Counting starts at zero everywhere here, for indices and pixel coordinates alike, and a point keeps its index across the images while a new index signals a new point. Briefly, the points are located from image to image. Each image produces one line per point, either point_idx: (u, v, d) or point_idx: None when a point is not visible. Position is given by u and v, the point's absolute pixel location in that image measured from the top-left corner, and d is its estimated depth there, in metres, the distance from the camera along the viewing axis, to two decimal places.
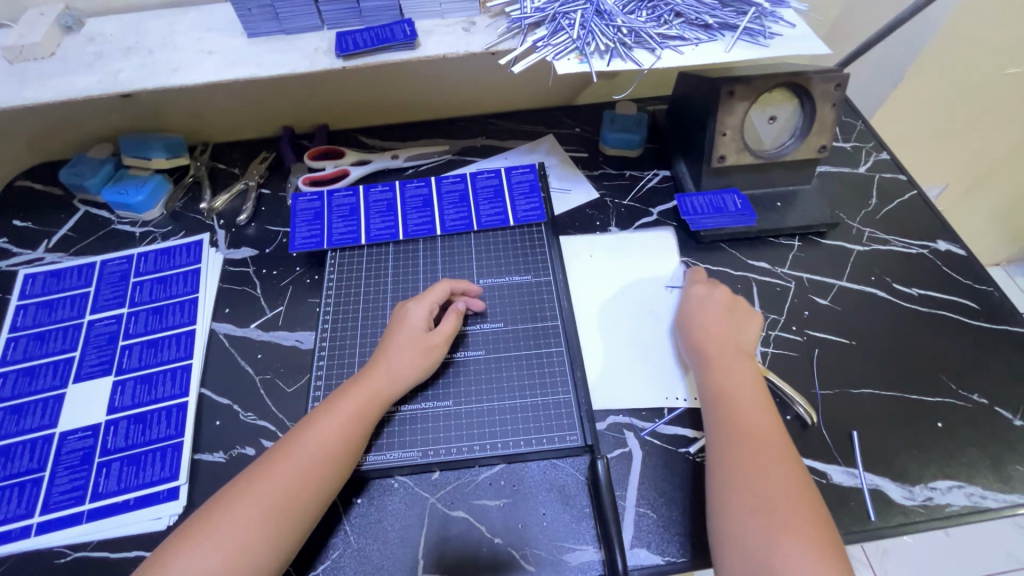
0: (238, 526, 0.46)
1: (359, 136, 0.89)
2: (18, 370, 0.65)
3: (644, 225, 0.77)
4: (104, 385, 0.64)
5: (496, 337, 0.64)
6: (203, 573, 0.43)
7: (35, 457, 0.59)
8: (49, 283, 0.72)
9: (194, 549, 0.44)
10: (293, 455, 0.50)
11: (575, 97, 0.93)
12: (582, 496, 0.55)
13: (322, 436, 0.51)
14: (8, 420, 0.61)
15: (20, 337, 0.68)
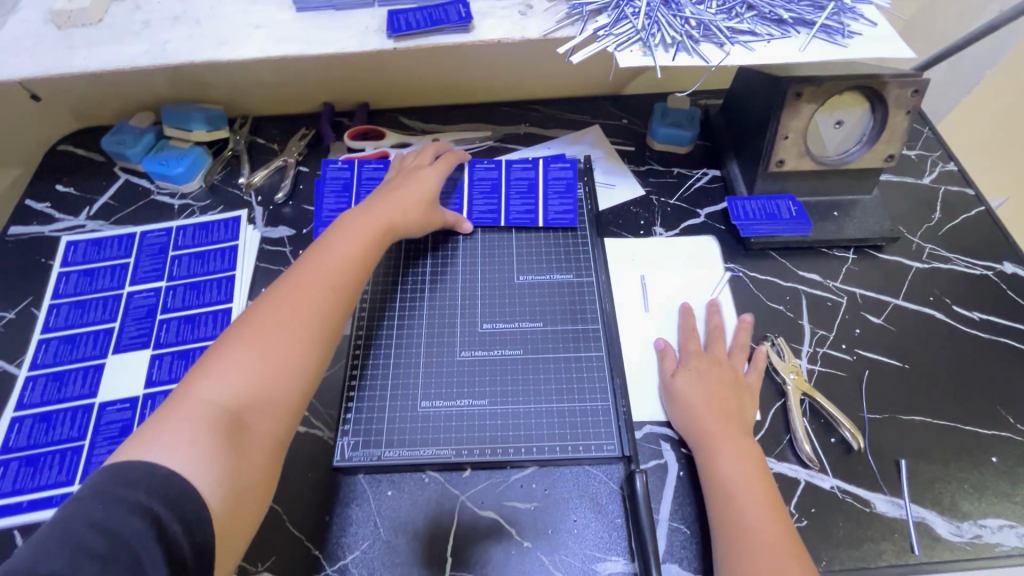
0: (276, 326, 0.50)
1: (399, 116, 0.87)
2: (59, 337, 0.66)
3: (690, 227, 0.75)
4: (143, 358, 0.64)
5: (535, 336, 0.62)
6: (236, 378, 0.46)
7: (75, 425, 0.60)
8: (90, 251, 0.73)
9: (226, 363, 0.47)
10: (308, 284, 0.53)
11: (624, 87, 0.89)
12: (614, 506, 0.55)
13: (334, 269, 0.54)
14: (51, 386, 0.62)
15: (62, 304, 0.68)
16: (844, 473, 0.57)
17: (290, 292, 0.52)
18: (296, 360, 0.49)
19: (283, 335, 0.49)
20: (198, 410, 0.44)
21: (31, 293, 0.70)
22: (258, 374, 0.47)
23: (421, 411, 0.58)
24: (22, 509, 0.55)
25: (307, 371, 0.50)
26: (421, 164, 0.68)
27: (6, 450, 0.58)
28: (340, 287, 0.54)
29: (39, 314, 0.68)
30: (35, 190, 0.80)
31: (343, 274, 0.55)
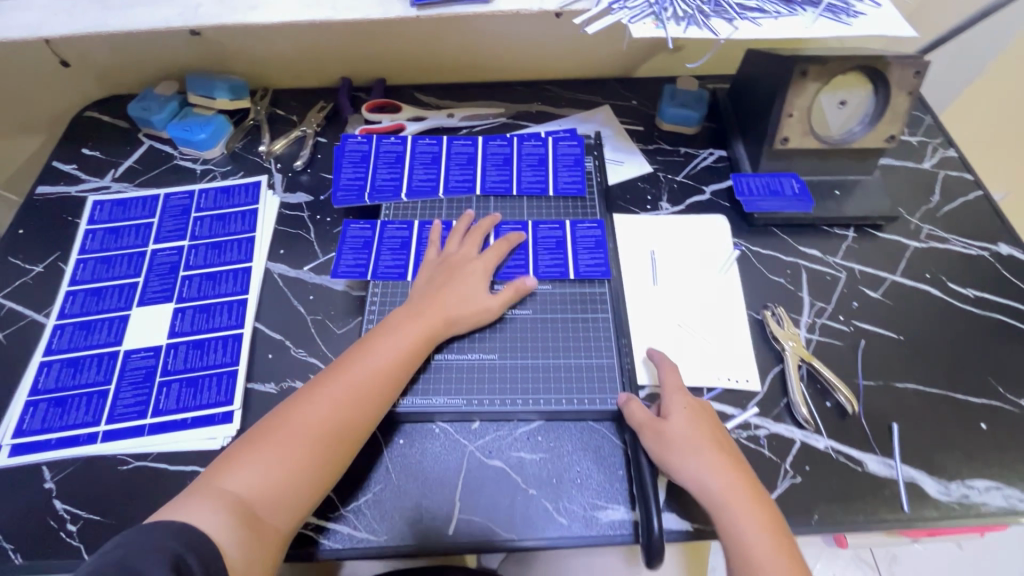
0: (312, 414, 0.51)
1: (415, 93, 0.89)
2: (86, 290, 0.68)
3: (696, 203, 0.77)
4: (165, 311, 0.67)
5: (543, 297, 0.65)
6: (267, 464, 0.48)
7: (101, 371, 0.62)
8: (115, 211, 0.75)
9: (265, 445, 0.49)
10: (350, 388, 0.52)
11: (634, 69, 0.91)
12: (616, 458, 0.57)
13: (379, 369, 0.54)
14: (77, 335, 0.65)
15: (89, 259, 0.71)
16: (838, 435, 0.59)
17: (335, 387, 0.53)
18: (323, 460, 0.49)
19: (320, 435, 0.50)
20: (231, 480, 0.47)
21: (58, 249, 0.73)
22: (285, 464, 0.48)
23: (433, 364, 0.60)
24: (50, 446, 0.58)
25: (326, 463, 0.50)
26: (475, 244, 0.65)
27: (35, 393, 0.61)
28: (380, 392, 0.53)
29: (67, 268, 0.71)
30: (62, 152, 0.82)
31: (386, 378, 0.54)
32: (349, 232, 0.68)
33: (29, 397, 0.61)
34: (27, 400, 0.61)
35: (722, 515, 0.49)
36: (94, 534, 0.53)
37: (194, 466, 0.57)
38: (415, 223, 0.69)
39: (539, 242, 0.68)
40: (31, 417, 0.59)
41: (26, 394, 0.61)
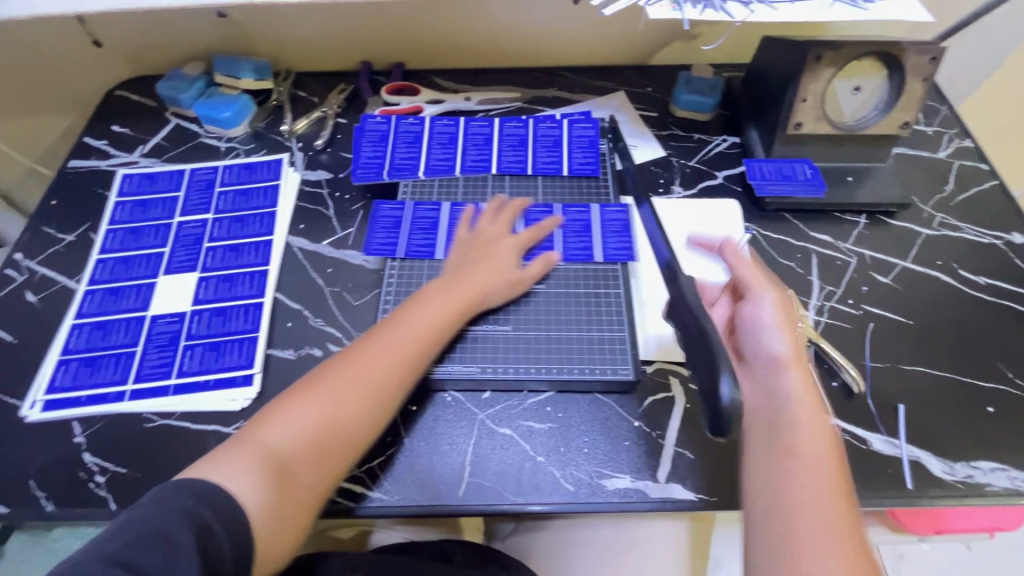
0: (347, 379, 0.52)
1: (433, 77, 0.91)
2: (115, 258, 0.71)
3: (708, 188, 0.78)
4: (190, 280, 0.69)
5: (557, 272, 0.65)
6: (302, 424, 0.50)
7: (129, 334, 0.65)
8: (144, 184, 0.78)
9: (299, 405, 0.51)
10: (374, 369, 0.53)
11: (650, 57, 0.92)
12: (622, 430, 0.58)
13: (410, 342, 0.56)
14: (107, 299, 0.68)
15: (118, 229, 0.74)
16: (844, 414, 0.60)
17: (359, 365, 0.53)
18: (350, 436, 0.51)
19: (348, 413, 0.51)
20: (261, 454, 0.48)
21: (89, 219, 0.76)
22: (319, 424, 0.50)
23: None
24: (81, 402, 0.60)
25: (360, 430, 0.51)
26: (504, 225, 0.66)
27: (67, 352, 0.64)
28: (403, 374, 0.54)
29: (97, 237, 0.74)
30: (92, 128, 0.86)
31: (418, 347, 0.56)
32: (380, 211, 0.69)
33: (61, 356, 0.63)
34: (59, 359, 0.63)
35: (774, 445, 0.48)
36: (121, 485, 0.56)
37: (216, 426, 0.59)
38: (425, 203, 0.70)
39: (548, 226, 0.68)
40: (63, 375, 0.62)
41: (58, 353, 0.64)
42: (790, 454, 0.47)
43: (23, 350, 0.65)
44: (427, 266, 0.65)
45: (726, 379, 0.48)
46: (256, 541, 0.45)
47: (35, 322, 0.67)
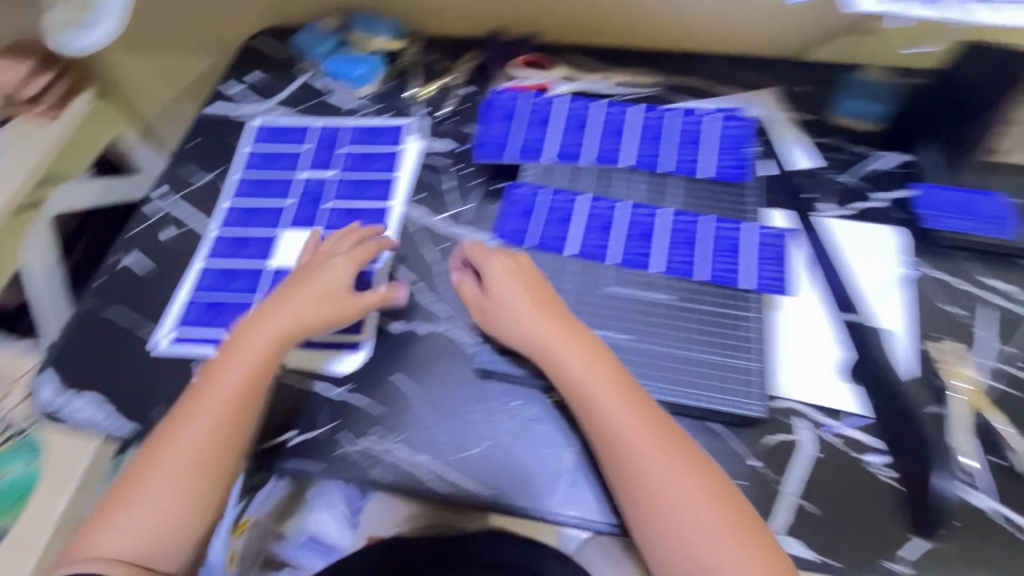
0: (163, 481, 0.51)
1: (565, 53, 0.86)
2: (243, 206, 0.74)
3: (862, 211, 0.68)
4: (308, 237, 0.70)
5: (685, 284, 0.59)
6: (118, 545, 0.49)
7: (251, 282, 0.67)
8: (273, 135, 0.80)
9: (109, 528, 0.50)
10: (231, 365, 0.55)
11: (809, 52, 0.82)
12: (737, 466, 0.54)
13: (219, 408, 0.53)
14: (233, 245, 0.70)
15: (247, 178, 0.76)
16: (1006, 498, 0.52)
17: (167, 450, 0.52)
18: (225, 438, 0.53)
19: (193, 418, 0.53)
20: (96, 551, 0.49)
21: (223, 164, 0.79)
22: (154, 524, 0.50)
23: None
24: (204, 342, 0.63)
25: (198, 510, 0.51)
26: (352, 261, 0.62)
27: (195, 292, 0.67)
28: (208, 451, 0.52)
29: (231, 182, 0.76)
30: (232, 74, 0.88)
31: (232, 413, 0.53)
32: (515, 194, 0.66)
33: (191, 295, 0.67)
34: (188, 297, 0.67)
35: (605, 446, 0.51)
36: None
37: (323, 386, 0.60)
38: (546, 189, 0.66)
39: (674, 233, 0.62)
40: (190, 313, 0.66)
41: (188, 292, 0.67)
42: (637, 468, 0.49)
43: (158, 284, 0.69)
44: (543, 259, 0.62)
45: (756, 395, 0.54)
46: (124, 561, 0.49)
47: (170, 257, 0.71)
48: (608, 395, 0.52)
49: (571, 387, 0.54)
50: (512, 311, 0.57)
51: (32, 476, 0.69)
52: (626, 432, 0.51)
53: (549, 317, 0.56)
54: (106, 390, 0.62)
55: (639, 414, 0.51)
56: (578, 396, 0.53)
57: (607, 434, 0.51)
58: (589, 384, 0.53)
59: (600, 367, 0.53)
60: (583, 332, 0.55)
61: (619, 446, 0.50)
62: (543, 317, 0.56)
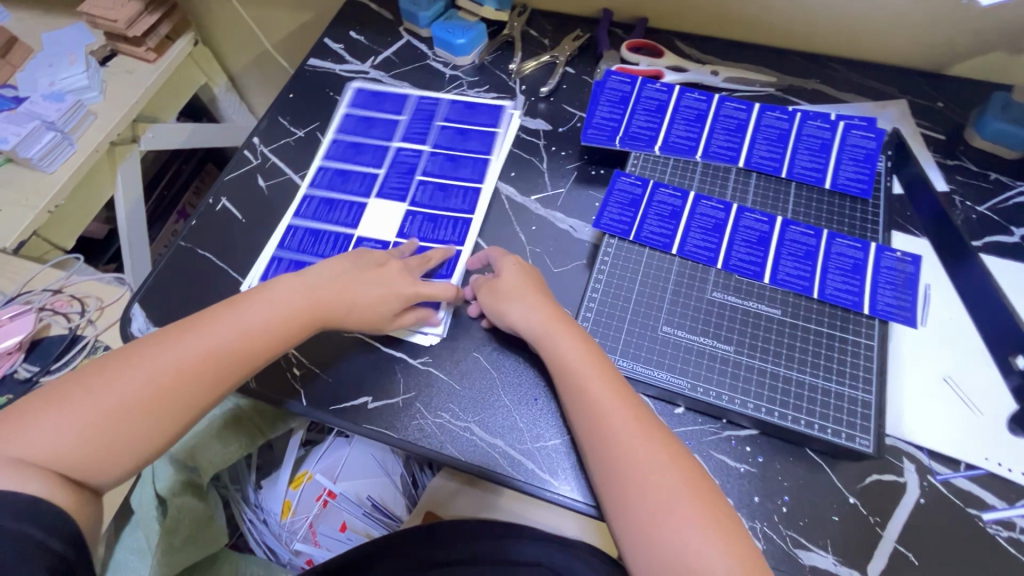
0: (135, 380, 0.47)
1: (676, 41, 0.80)
2: (334, 168, 0.72)
3: (999, 244, 0.62)
4: (398, 210, 0.69)
5: (796, 299, 0.57)
6: (62, 433, 0.45)
7: (336, 248, 0.66)
8: (368, 98, 0.78)
9: (59, 412, 0.45)
10: (254, 313, 0.53)
11: (950, 65, 0.73)
12: (832, 502, 0.50)
13: (224, 344, 0.51)
14: (318, 208, 0.69)
15: (340, 138, 0.75)
16: None
17: (154, 359, 0.48)
18: (207, 378, 0.49)
19: (183, 344, 0.50)
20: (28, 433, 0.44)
21: (317, 120, 0.78)
22: (100, 421, 0.46)
23: (662, 335, 0.56)
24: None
25: (149, 428, 0.47)
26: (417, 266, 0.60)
27: (282, 249, 0.67)
28: (192, 380, 0.49)
29: (324, 140, 0.76)
30: (332, 30, 0.87)
31: (235, 356, 0.51)
32: (618, 184, 0.64)
33: (276, 253, 0.67)
34: (273, 255, 0.66)
35: (597, 446, 0.48)
36: (310, 383, 0.59)
37: (402, 353, 0.59)
38: (650, 182, 0.65)
39: (784, 244, 0.60)
40: (274, 271, 0.65)
41: (273, 247, 0.67)
42: (614, 458, 0.47)
43: (247, 234, 0.69)
44: (646, 258, 0.60)
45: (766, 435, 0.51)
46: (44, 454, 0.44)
47: (261, 208, 0.71)
48: (622, 436, 0.47)
49: (586, 425, 0.49)
50: (554, 341, 0.53)
51: None
52: (640, 481, 0.45)
53: (589, 354, 0.52)
54: None
55: (659, 469, 0.46)
56: (590, 424, 0.49)
57: (616, 478, 0.46)
58: (606, 425, 0.48)
59: (622, 413, 0.48)
60: (614, 377, 0.51)
61: (629, 492, 0.46)
62: (585, 351, 0.52)
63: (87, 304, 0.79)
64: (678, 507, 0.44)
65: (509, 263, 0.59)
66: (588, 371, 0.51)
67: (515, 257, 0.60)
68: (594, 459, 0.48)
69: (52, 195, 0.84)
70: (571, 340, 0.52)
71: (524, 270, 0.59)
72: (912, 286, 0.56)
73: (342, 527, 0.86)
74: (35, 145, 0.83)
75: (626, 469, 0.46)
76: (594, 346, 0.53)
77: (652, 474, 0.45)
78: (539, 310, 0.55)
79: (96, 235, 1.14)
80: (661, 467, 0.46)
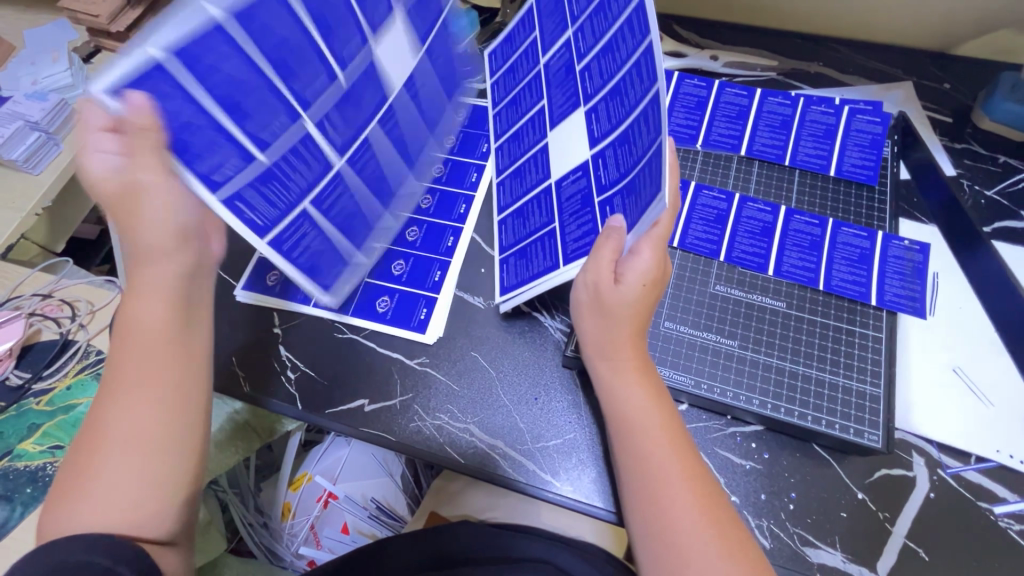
0: (133, 432, 0.41)
1: (674, 25, 0.76)
2: (507, 139, 0.65)
3: (1008, 230, 0.60)
4: (579, 120, 0.54)
5: (804, 294, 0.55)
6: (109, 506, 0.39)
7: (584, 227, 0.52)
8: (504, 54, 0.68)
9: (82, 499, 0.39)
10: (142, 311, 0.42)
11: (954, 46, 0.71)
12: (841, 498, 0.49)
13: (163, 352, 0.42)
14: (509, 184, 0.62)
15: (499, 107, 0.67)
16: None
17: (122, 403, 0.41)
18: (179, 386, 0.43)
19: (136, 371, 0.42)
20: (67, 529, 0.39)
21: None
22: (130, 483, 0.40)
23: (664, 330, 0.54)
24: (310, 308, 0.61)
25: (180, 458, 0.42)
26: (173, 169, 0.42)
27: None
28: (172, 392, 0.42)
29: None
30: None
31: (172, 354, 0.43)
32: None
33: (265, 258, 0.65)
34: None
35: (638, 480, 0.44)
36: (305, 387, 0.57)
37: (398, 355, 0.58)
38: None
39: (788, 235, 0.58)
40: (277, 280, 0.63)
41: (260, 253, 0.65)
42: (650, 489, 0.44)
43: None
44: None
45: (764, 448, 0.50)
46: (110, 523, 0.39)
47: None
48: (664, 481, 0.44)
49: (626, 460, 0.45)
50: (615, 383, 0.47)
51: None
52: (674, 516, 0.42)
53: (650, 396, 0.47)
54: None
55: (704, 531, 0.42)
56: (628, 460, 0.45)
57: (653, 537, 0.43)
58: (663, 496, 0.43)
59: (666, 452, 0.45)
60: (679, 440, 0.46)
61: (664, 550, 0.42)
62: (645, 398, 0.47)
63: (77, 308, 0.77)
64: (705, 547, 0.41)
65: (645, 262, 0.46)
66: (648, 405, 0.47)
67: (656, 248, 0.46)
68: (631, 510, 0.45)
69: (38, 197, 0.82)
70: (631, 382, 0.47)
71: (647, 291, 0.47)
72: (921, 275, 0.55)
73: (344, 529, 0.85)
74: (19, 146, 0.81)
75: (662, 505, 0.43)
76: (664, 398, 0.48)
77: (701, 563, 0.41)
78: (614, 342, 0.48)
79: (87, 237, 1.12)
80: (712, 554, 0.41)
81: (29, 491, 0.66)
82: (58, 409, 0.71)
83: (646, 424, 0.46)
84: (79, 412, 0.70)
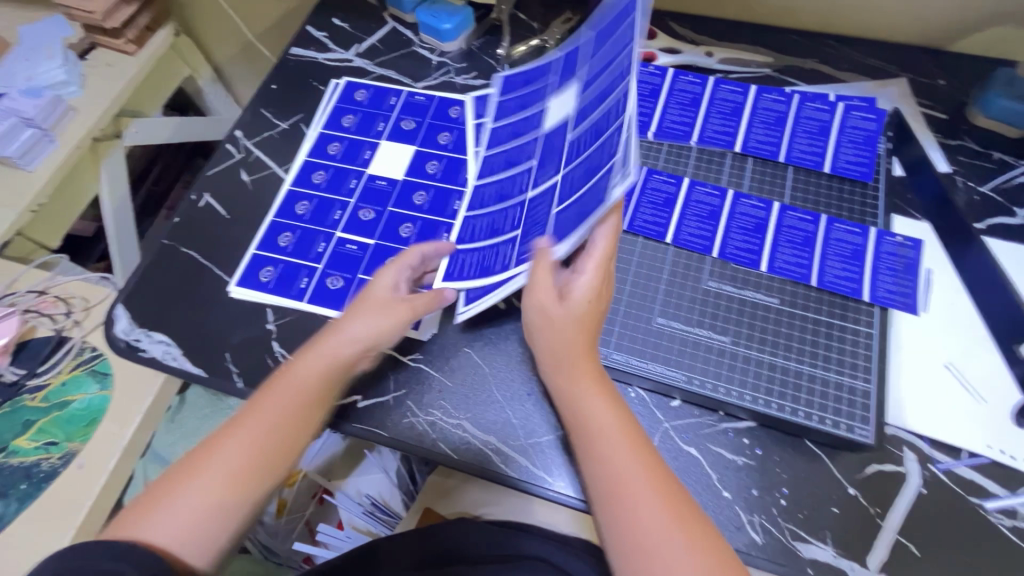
0: (224, 469, 0.45)
1: (669, 21, 0.76)
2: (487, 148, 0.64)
3: (1002, 227, 0.60)
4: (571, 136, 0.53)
5: (796, 291, 0.55)
6: (170, 529, 0.43)
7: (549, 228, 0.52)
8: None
9: (156, 512, 0.44)
10: (295, 370, 0.50)
11: (950, 42, 0.71)
12: (833, 494, 0.49)
13: (285, 416, 0.48)
14: (493, 198, 0.61)
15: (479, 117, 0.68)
16: None
17: (230, 441, 0.47)
18: (279, 452, 0.48)
19: (255, 421, 0.48)
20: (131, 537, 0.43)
21: (302, 111, 0.76)
22: (198, 513, 0.44)
23: (656, 326, 0.54)
24: (304, 303, 0.61)
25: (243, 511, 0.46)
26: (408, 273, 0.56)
27: (278, 253, 0.64)
28: (271, 454, 0.47)
29: (308, 132, 0.74)
30: (315, 18, 0.84)
31: (292, 423, 0.48)
32: None
33: (260, 254, 0.65)
34: (271, 256, 0.64)
35: (604, 477, 0.45)
36: None
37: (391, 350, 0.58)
38: (644, 169, 0.63)
39: (782, 231, 0.58)
40: (271, 275, 0.63)
41: (254, 249, 0.65)
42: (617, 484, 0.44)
43: (232, 233, 0.67)
44: (648, 254, 0.58)
45: (754, 444, 0.50)
46: (160, 544, 0.42)
47: (247, 203, 0.69)
48: (631, 476, 0.44)
49: (593, 459, 0.46)
50: (577, 391, 0.49)
51: (106, 399, 0.71)
52: (638, 511, 0.43)
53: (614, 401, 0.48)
54: (175, 333, 0.62)
55: (668, 524, 0.42)
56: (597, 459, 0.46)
57: (625, 532, 0.42)
58: (627, 494, 0.43)
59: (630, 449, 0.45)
60: (640, 440, 0.46)
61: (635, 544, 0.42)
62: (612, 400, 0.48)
63: (72, 304, 0.77)
64: (671, 539, 0.41)
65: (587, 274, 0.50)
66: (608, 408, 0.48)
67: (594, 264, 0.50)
68: (600, 507, 0.45)
69: (32, 195, 0.82)
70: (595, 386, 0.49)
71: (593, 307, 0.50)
72: (913, 271, 0.55)
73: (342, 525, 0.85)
74: (14, 143, 0.80)
75: (630, 500, 0.43)
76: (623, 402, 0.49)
77: (669, 559, 0.40)
78: (575, 348, 0.49)
79: (84, 234, 1.12)
80: (680, 545, 0.41)
81: (24, 486, 0.66)
82: (52, 405, 0.70)
83: (613, 422, 0.47)
84: (74, 408, 0.71)
